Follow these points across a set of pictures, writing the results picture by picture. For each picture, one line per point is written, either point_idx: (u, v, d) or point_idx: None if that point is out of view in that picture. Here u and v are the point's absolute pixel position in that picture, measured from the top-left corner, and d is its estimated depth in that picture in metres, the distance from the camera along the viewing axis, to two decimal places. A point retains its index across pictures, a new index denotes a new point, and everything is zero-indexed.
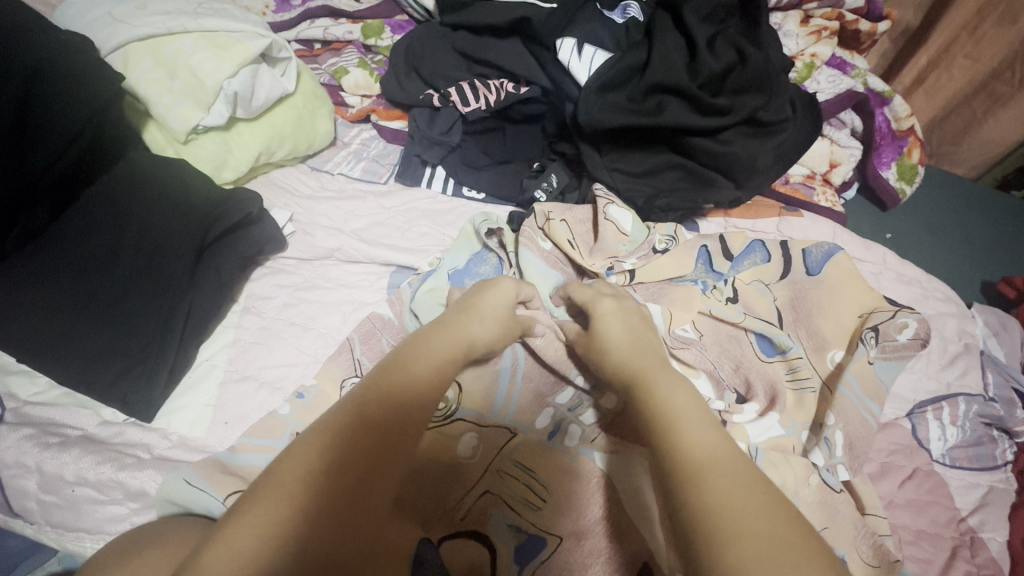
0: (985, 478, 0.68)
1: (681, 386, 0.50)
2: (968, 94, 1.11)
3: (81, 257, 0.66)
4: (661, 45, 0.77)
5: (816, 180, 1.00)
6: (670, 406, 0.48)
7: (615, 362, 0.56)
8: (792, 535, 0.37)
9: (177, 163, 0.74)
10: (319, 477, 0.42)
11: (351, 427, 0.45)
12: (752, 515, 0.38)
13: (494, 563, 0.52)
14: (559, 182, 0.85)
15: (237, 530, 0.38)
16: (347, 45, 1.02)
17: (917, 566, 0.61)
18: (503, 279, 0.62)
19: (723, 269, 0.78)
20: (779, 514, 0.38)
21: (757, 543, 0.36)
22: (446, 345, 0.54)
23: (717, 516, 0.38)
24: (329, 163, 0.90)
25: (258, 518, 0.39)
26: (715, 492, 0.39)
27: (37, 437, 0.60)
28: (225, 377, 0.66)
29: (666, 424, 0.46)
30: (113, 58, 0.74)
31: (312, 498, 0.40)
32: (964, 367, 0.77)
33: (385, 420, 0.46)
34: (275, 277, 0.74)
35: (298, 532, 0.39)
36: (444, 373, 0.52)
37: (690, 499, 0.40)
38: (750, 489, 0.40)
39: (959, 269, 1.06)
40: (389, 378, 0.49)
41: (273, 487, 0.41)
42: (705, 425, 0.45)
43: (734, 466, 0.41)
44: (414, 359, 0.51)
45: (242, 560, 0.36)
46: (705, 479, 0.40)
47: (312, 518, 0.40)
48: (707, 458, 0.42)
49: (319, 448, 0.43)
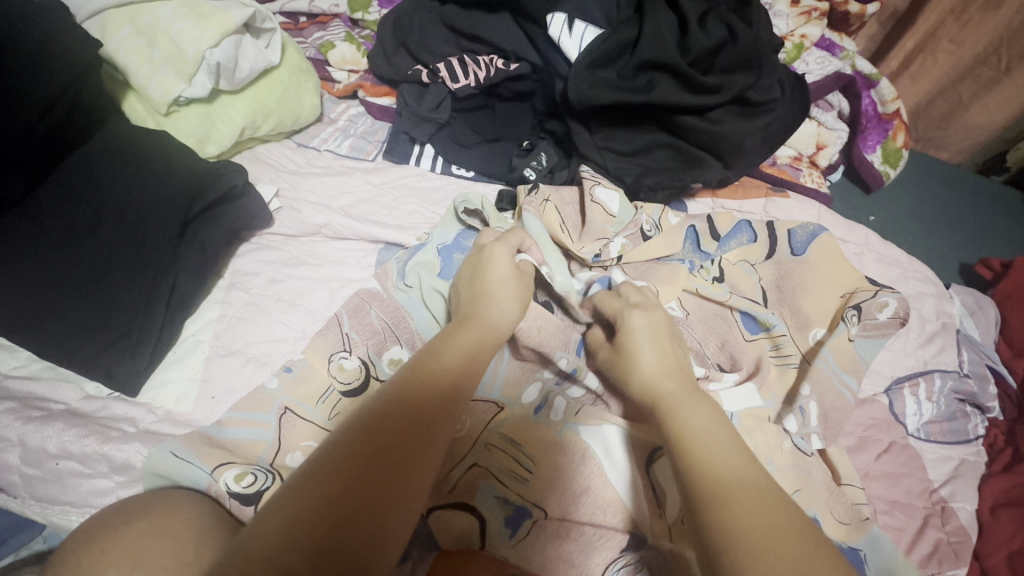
0: (957, 451, 0.71)
1: (703, 408, 0.50)
2: (953, 79, 1.13)
3: (62, 228, 0.65)
4: (652, 21, 0.76)
5: (803, 161, 1.01)
6: (689, 427, 0.48)
7: (638, 382, 0.55)
8: (811, 557, 0.37)
9: (159, 135, 0.72)
10: (340, 470, 0.41)
11: (380, 418, 0.45)
12: (780, 545, 0.38)
13: (484, 533, 0.53)
14: (548, 161, 0.84)
15: (285, 492, 0.39)
16: (334, 19, 1.01)
17: (891, 534, 0.63)
18: (495, 246, 0.65)
19: (710, 249, 0.79)
20: (801, 536, 0.39)
21: (782, 563, 0.37)
22: (471, 337, 0.56)
23: (743, 534, 0.38)
24: (316, 139, 0.89)
25: (278, 513, 0.38)
26: (745, 519, 0.40)
27: (19, 411, 0.59)
28: (211, 351, 0.65)
29: (689, 448, 0.46)
30: (90, 25, 0.72)
31: (336, 487, 0.40)
32: (940, 345, 0.79)
33: (405, 414, 0.46)
34: (261, 253, 0.74)
35: (323, 518, 0.38)
36: (472, 364, 0.54)
37: (717, 523, 0.40)
38: (775, 512, 0.40)
39: (939, 251, 1.08)
40: (415, 372, 0.51)
41: (315, 463, 0.41)
42: (724, 439, 0.47)
43: (758, 491, 0.42)
44: (439, 353, 0.53)
45: (287, 519, 0.37)
46: (732, 497, 0.41)
47: (343, 503, 0.39)
48: (731, 476, 0.43)
49: (342, 441, 0.43)
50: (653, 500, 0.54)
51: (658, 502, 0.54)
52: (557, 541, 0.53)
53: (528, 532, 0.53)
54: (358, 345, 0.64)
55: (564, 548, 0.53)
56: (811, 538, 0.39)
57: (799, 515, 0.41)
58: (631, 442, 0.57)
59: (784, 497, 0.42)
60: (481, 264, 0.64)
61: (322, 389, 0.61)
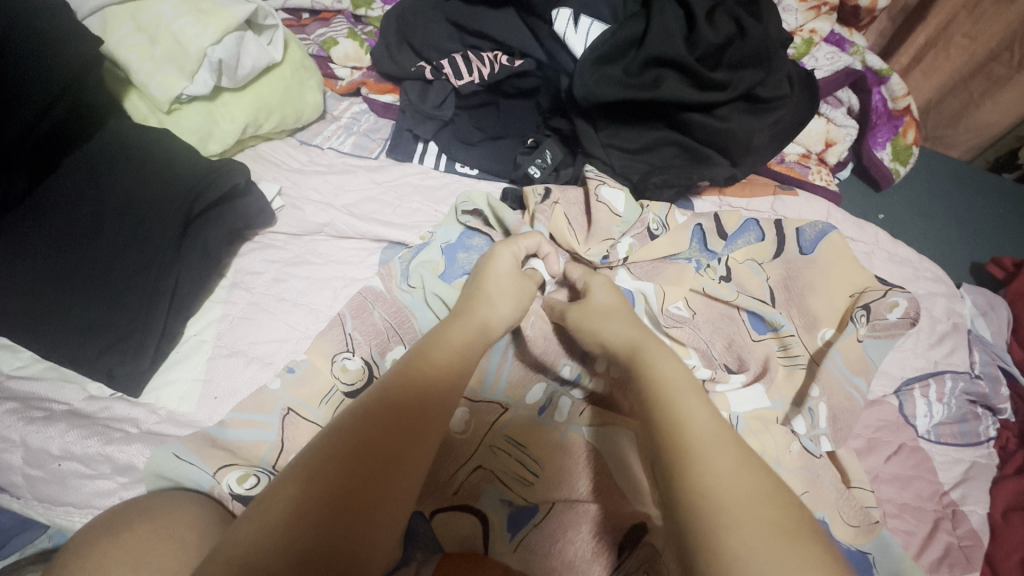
0: (968, 454, 0.70)
1: (678, 363, 0.50)
2: (965, 75, 1.11)
3: (62, 227, 0.65)
4: (660, 17, 0.74)
5: (812, 159, 1.00)
6: (662, 383, 0.47)
7: (616, 337, 0.55)
8: (776, 514, 0.37)
9: (160, 133, 0.72)
10: (326, 474, 0.40)
11: (369, 418, 0.44)
12: (746, 503, 0.37)
13: (487, 535, 0.52)
14: (553, 158, 0.84)
15: (270, 500, 0.38)
16: (337, 15, 1.00)
17: (901, 538, 0.63)
18: (498, 247, 0.64)
19: (717, 248, 0.77)
20: (769, 493, 0.38)
21: (747, 525, 0.36)
22: (465, 332, 0.55)
23: (706, 498, 0.38)
24: (319, 137, 0.88)
25: (258, 518, 0.37)
26: (712, 476, 0.39)
27: (21, 411, 0.59)
28: (214, 351, 0.65)
29: (663, 403, 0.45)
30: (91, 22, 0.72)
31: (322, 491, 0.39)
32: (952, 346, 0.78)
33: (395, 415, 0.45)
34: (263, 252, 0.73)
35: (309, 525, 0.37)
36: (465, 361, 0.53)
37: (683, 481, 0.39)
38: (743, 469, 0.39)
39: (949, 250, 1.06)
40: (406, 369, 0.49)
41: (303, 465, 0.40)
42: (698, 400, 0.45)
43: (726, 446, 0.41)
44: (431, 350, 0.52)
45: (271, 527, 0.36)
46: (700, 459, 0.40)
47: (331, 509, 0.38)
48: (699, 438, 0.42)
49: (329, 443, 0.42)
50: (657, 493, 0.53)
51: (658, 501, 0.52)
52: (558, 537, 0.51)
53: (530, 532, 0.52)
54: (361, 346, 0.64)
55: (563, 544, 0.51)
56: (775, 499, 0.38)
57: (767, 471, 0.40)
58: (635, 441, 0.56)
59: (756, 459, 0.41)
60: (482, 265, 0.63)
61: (325, 390, 0.61)
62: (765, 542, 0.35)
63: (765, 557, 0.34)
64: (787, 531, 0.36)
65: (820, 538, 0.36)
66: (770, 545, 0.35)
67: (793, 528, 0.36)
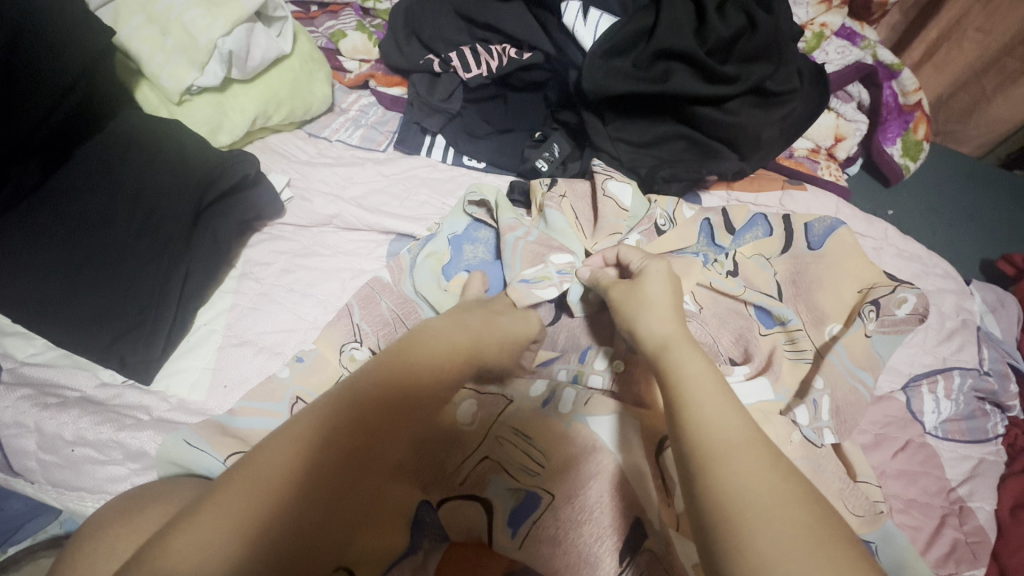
0: (976, 450, 0.70)
1: (699, 357, 0.49)
2: (978, 70, 1.10)
3: (75, 217, 0.65)
4: (669, 10, 0.74)
5: (821, 154, 0.99)
6: (687, 381, 0.47)
7: (647, 331, 0.53)
8: (804, 514, 0.37)
9: (171, 125, 0.72)
10: (274, 488, 0.42)
11: (326, 429, 0.45)
12: (777, 505, 0.37)
13: (491, 521, 0.53)
14: (561, 152, 0.83)
15: (217, 511, 0.40)
16: (345, 8, 1.01)
17: (908, 533, 0.62)
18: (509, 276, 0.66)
19: (724, 243, 0.77)
20: (797, 493, 0.38)
21: (779, 528, 0.36)
22: (447, 338, 0.55)
23: (738, 502, 0.38)
24: (327, 129, 0.88)
25: (200, 530, 0.39)
26: (739, 477, 0.39)
27: (35, 397, 0.59)
28: (224, 341, 0.65)
29: (684, 402, 0.45)
30: (103, 13, 0.72)
31: (273, 506, 0.41)
32: (961, 342, 0.78)
33: (353, 426, 0.46)
34: (273, 243, 0.73)
35: (255, 538, 0.39)
36: (442, 368, 0.53)
37: (710, 482, 0.39)
38: (770, 470, 0.40)
39: (959, 247, 1.05)
40: (375, 375, 0.50)
41: (258, 474, 0.42)
42: (725, 401, 0.45)
43: (754, 447, 0.41)
44: (407, 355, 0.52)
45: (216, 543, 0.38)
46: (727, 463, 0.40)
47: (276, 525, 0.40)
48: (727, 440, 0.41)
49: (281, 451, 0.44)
50: (662, 487, 0.54)
51: (666, 492, 0.54)
52: (563, 531, 0.51)
53: (531, 528, 0.52)
54: (369, 336, 0.64)
55: (569, 538, 0.50)
56: (809, 502, 0.38)
57: (797, 473, 0.40)
58: (642, 431, 0.58)
59: (785, 461, 0.41)
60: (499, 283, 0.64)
61: (333, 379, 0.61)
62: (798, 544, 0.35)
63: (802, 564, 0.34)
64: (818, 533, 0.36)
65: (850, 538, 0.37)
66: (800, 547, 0.35)
67: (828, 532, 0.36)
